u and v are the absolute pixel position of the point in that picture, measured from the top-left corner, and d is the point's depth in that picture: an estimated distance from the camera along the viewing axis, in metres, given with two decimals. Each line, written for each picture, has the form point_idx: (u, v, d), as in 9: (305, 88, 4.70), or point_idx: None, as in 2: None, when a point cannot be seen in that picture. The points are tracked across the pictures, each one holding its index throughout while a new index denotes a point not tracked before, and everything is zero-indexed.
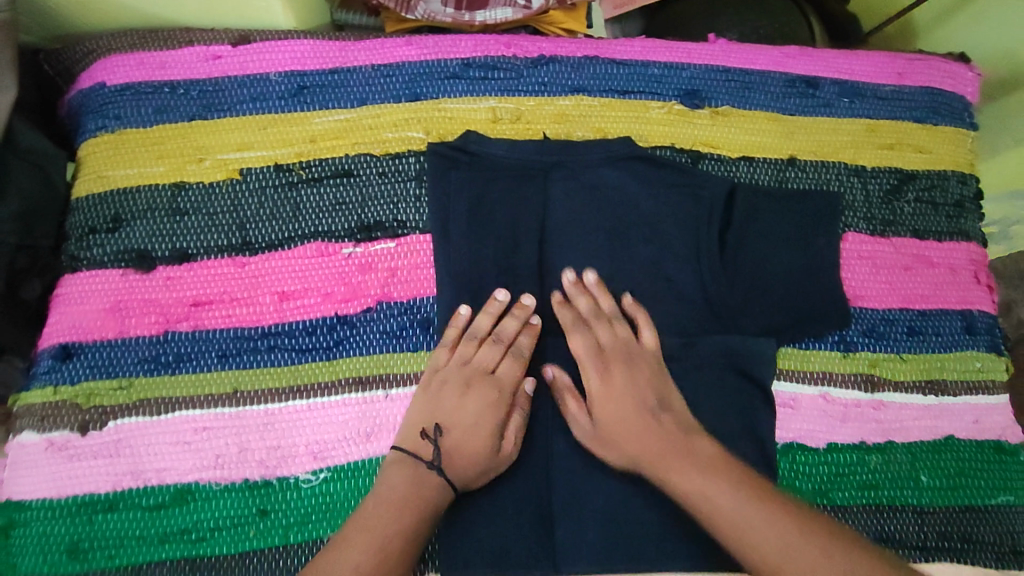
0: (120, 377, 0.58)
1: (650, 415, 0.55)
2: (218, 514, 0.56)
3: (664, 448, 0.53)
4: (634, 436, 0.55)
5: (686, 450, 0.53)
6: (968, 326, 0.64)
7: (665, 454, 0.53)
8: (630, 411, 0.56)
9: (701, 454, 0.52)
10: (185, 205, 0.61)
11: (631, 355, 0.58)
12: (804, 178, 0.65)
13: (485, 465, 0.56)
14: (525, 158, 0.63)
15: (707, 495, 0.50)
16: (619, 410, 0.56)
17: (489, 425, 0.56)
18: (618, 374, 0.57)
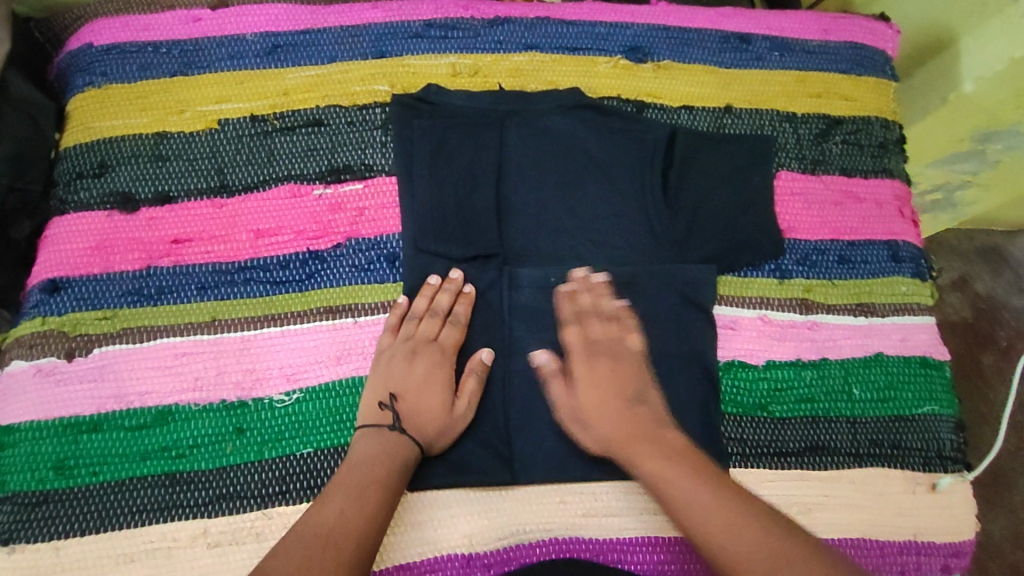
0: (105, 308, 0.62)
1: (629, 405, 0.58)
2: (197, 432, 0.60)
3: (638, 431, 0.57)
4: (608, 420, 0.58)
5: (654, 438, 0.56)
6: (893, 255, 0.70)
7: (639, 448, 0.56)
8: (613, 399, 0.59)
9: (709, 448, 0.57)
10: (166, 153, 0.66)
11: (616, 350, 0.61)
12: (740, 124, 0.72)
13: (445, 421, 0.59)
14: (483, 108, 0.69)
15: (663, 479, 0.54)
16: (603, 399, 0.59)
17: (442, 385, 0.60)
18: (600, 364, 0.60)
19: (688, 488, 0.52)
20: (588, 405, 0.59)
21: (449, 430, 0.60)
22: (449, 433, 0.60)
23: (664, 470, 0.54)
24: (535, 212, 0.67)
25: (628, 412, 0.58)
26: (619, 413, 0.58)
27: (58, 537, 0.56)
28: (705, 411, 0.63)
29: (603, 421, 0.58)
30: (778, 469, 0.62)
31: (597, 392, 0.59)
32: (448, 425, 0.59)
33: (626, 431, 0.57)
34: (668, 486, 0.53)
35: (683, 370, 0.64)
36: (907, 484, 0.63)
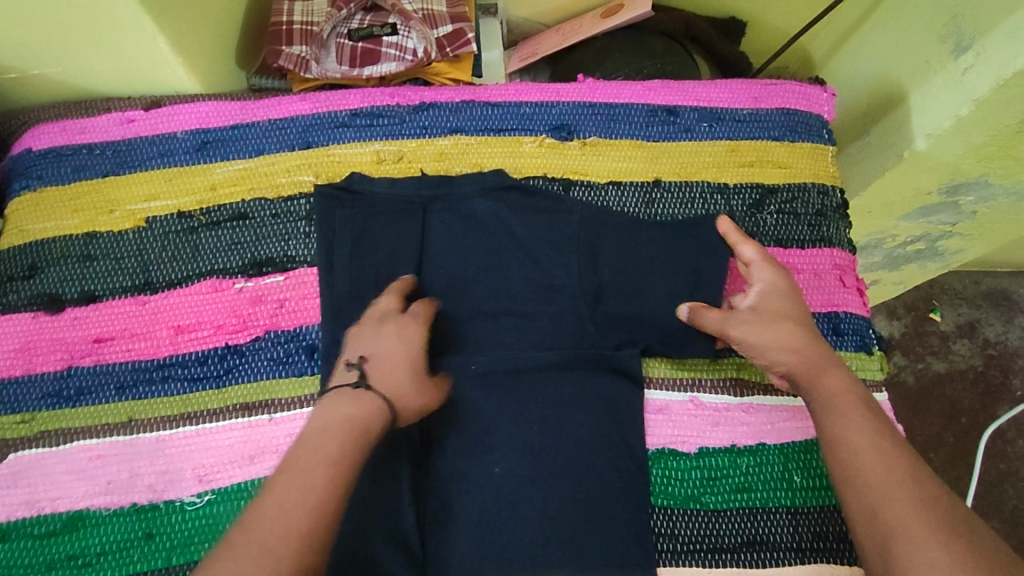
0: (24, 411, 0.62)
1: (818, 355, 0.57)
2: (104, 539, 0.58)
3: (825, 352, 0.57)
4: (773, 332, 0.57)
5: (859, 403, 0.54)
6: (835, 327, 0.66)
7: (812, 367, 0.56)
8: (804, 327, 0.58)
9: (819, 359, 0.57)
10: (95, 252, 0.67)
11: (792, 312, 0.59)
12: (669, 198, 0.71)
13: (413, 383, 0.56)
14: (405, 194, 0.69)
15: (836, 401, 0.54)
16: (790, 339, 0.57)
17: (411, 353, 0.57)
18: (794, 318, 0.58)
19: (858, 429, 0.52)
20: (767, 318, 0.58)
21: (419, 389, 0.56)
22: (422, 396, 0.56)
23: (846, 391, 0.54)
24: (458, 295, 0.66)
25: (811, 335, 0.58)
26: (800, 333, 0.58)
27: None
28: (632, 502, 0.60)
29: (778, 331, 0.57)
30: (710, 567, 0.58)
31: (790, 310, 0.59)
32: (419, 388, 0.56)
33: (818, 350, 0.57)
34: (843, 419, 0.53)
35: (611, 459, 0.61)
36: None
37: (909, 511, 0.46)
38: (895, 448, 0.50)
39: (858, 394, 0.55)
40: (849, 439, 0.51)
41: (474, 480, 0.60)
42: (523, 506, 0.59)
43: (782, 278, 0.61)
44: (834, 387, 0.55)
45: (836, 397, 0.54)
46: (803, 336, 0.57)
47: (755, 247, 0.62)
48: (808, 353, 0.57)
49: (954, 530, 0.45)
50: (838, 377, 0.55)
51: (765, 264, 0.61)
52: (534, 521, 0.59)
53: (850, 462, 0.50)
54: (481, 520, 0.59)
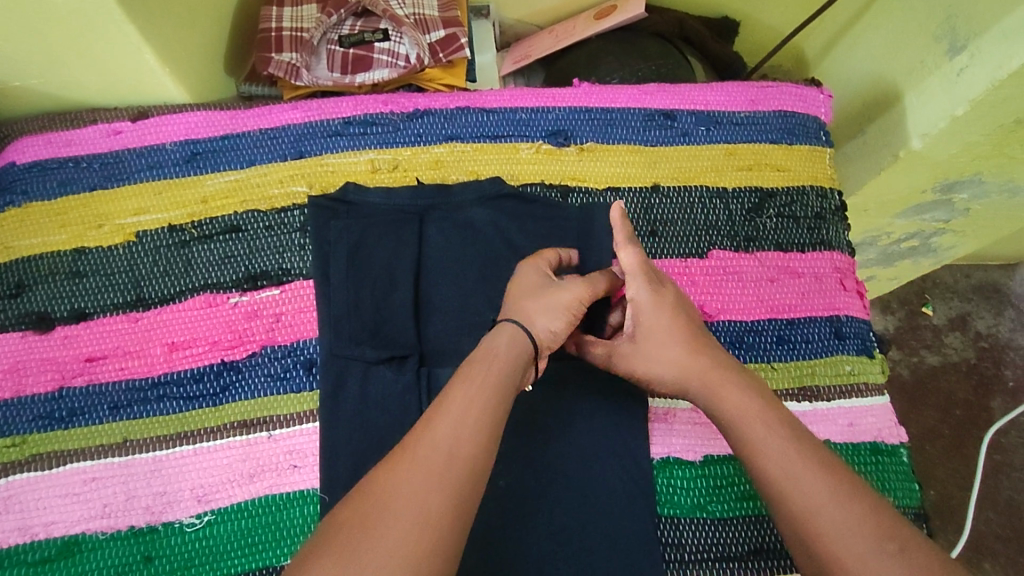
0: (14, 434, 0.61)
1: (711, 372, 0.55)
2: (102, 563, 0.57)
3: (719, 363, 0.56)
4: (667, 357, 0.56)
5: (764, 418, 0.52)
6: (836, 331, 0.66)
7: (711, 388, 0.54)
8: (694, 342, 0.56)
9: (713, 377, 0.55)
10: (84, 268, 0.66)
11: (675, 323, 0.57)
12: (668, 203, 0.70)
13: (538, 304, 0.56)
14: (401, 203, 0.68)
15: (741, 421, 0.52)
16: (680, 363, 0.56)
17: (524, 286, 0.57)
18: (677, 335, 0.57)
19: (775, 450, 0.50)
20: (655, 343, 0.57)
21: (545, 304, 0.56)
22: (551, 306, 0.56)
23: (748, 408, 0.53)
24: (458, 306, 0.65)
25: (703, 345, 0.56)
26: (692, 350, 0.56)
27: None
28: (638, 512, 0.59)
29: (668, 354, 0.56)
30: None
31: (674, 325, 0.57)
32: (545, 304, 0.56)
33: (712, 364, 0.55)
34: (752, 444, 0.51)
35: (615, 469, 0.60)
36: None
37: (842, 531, 0.46)
38: (813, 465, 0.49)
39: (764, 407, 0.53)
40: (760, 464, 0.50)
41: (479, 494, 0.59)
42: (530, 520, 0.59)
43: (664, 288, 0.58)
44: (732, 408, 0.53)
45: (739, 418, 0.53)
46: (693, 354, 0.56)
47: (635, 251, 0.58)
48: (704, 372, 0.55)
49: (888, 545, 0.45)
50: (740, 395, 0.53)
51: (638, 278, 0.58)
52: (539, 534, 0.58)
53: (774, 490, 0.49)
54: (487, 535, 0.58)
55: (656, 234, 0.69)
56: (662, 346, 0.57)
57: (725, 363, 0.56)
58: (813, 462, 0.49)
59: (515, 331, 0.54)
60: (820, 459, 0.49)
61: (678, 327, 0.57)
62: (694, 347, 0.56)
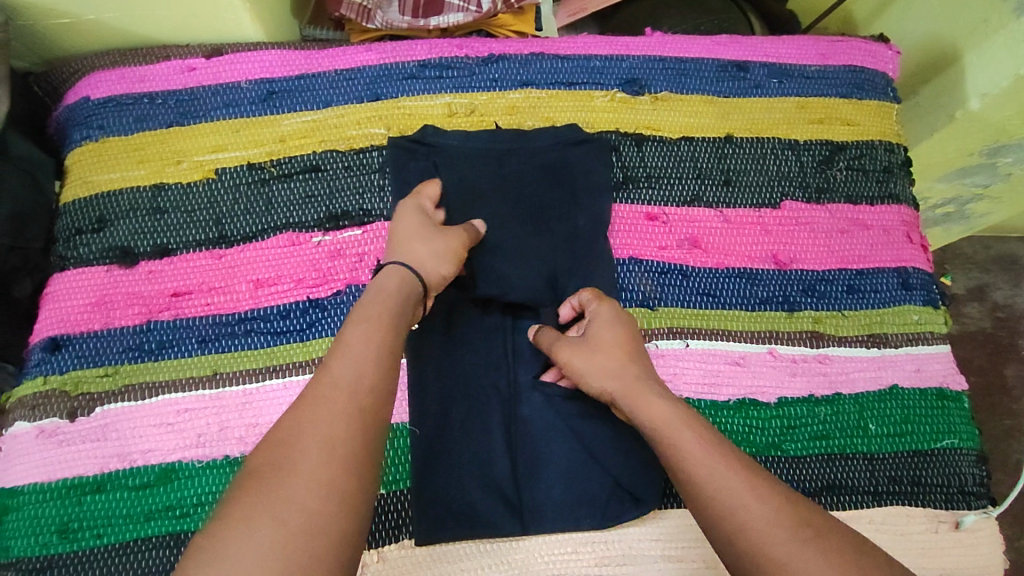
0: (106, 364, 0.61)
1: (641, 379, 0.53)
2: (200, 490, 0.58)
3: (648, 377, 0.54)
4: (601, 360, 0.55)
5: (688, 418, 0.50)
6: (903, 282, 0.68)
7: (635, 390, 0.53)
8: (633, 360, 0.55)
9: (643, 383, 0.53)
10: (165, 204, 0.66)
11: (616, 337, 0.57)
12: (741, 154, 0.71)
13: (426, 248, 0.58)
14: (479, 147, 0.69)
15: (665, 427, 0.49)
16: (609, 365, 0.55)
17: (411, 230, 0.60)
18: (613, 343, 0.56)
19: (694, 445, 0.47)
20: (592, 350, 0.56)
21: (430, 244, 0.58)
22: (438, 247, 0.58)
23: (670, 415, 0.50)
24: (535, 248, 0.66)
25: (640, 366, 0.55)
26: (623, 360, 0.55)
27: None
28: None
29: (601, 359, 0.55)
30: None
31: (619, 343, 0.56)
32: (433, 247, 0.58)
33: (647, 380, 0.54)
34: (673, 437, 0.48)
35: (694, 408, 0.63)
36: (930, 522, 0.61)
37: (762, 525, 0.42)
38: (736, 463, 0.46)
39: (691, 415, 0.51)
40: (684, 458, 0.47)
41: (565, 430, 0.61)
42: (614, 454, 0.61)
43: (621, 317, 0.59)
44: (659, 413, 0.50)
45: (658, 420, 0.50)
46: (625, 363, 0.55)
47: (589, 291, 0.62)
48: (636, 382, 0.53)
49: (804, 531, 0.42)
50: (664, 399, 0.52)
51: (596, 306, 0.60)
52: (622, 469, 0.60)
53: (699, 485, 0.46)
54: (573, 468, 0.60)
55: (730, 183, 0.70)
56: (600, 353, 0.56)
57: (662, 384, 0.53)
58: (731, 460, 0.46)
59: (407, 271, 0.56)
60: (744, 462, 0.47)
61: (613, 341, 0.56)
62: (627, 358, 0.55)
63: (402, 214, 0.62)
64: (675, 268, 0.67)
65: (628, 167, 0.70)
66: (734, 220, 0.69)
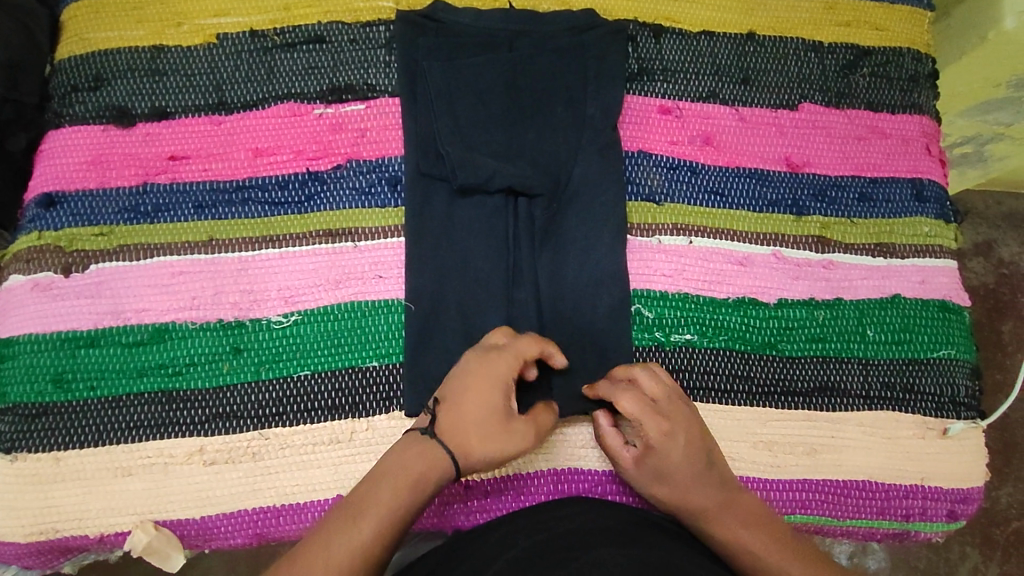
0: (101, 224, 0.61)
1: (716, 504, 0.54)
2: (193, 351, 0.59)
3: (724, 497, 0.54)
4: (679, 488, 0.54)
5: (768, 541, 0.53)
6: (917, 194, 0.67)
7: (718, 519, 0.54)
8: (697, 482, 0.54)
9: (721, 510, 0.54)
10: (164, 66, 0.64)
11: (687, 459, 0.54)
12: (763, 53, 0.68)
13: (482, 441, 0.53)
14: (491, 27, 0.66)
15: (743, 554, 0.53)
16: (687, 491, 0.54)
17: (482, 398, 0.53)
18: (688, 461, 0.54)
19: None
20: (667, 480, 0.54)
21: (493, 443, 0.53)
22: (498, 454, 0.53)
23: (758, 546, 0.53)
24: (544, 134, 0.63)
25: (713, 475, 0.55)
26: (699, 483, 0.54)
27: (58, 449, 0.57)
28: (711, 345, 0.61)
29: (679, 487, 0.54)
30: (784, 407, 0.61)
31: (685, 465, 0.54)
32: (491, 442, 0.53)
33: (710, 500, 0.54)
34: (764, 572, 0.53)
35: (693, 304, 0.62)
36: (917, 428, 0.61)
37: None
38: None
39: (769, 532, 0.54)
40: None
41: (564, 315, 0.61)
42: (611, 341, 0.60)
43: (679, 426, 0.55)
44: (733, 542, 0.54)
45: (747, 551, 0.53)
46: (700, 484, 0.54)
47: (645, 381, 0.55)
48: (705, 505, 0.54)
49: None
50: (743, 526, 0.54)
51: (650, 421, 0.54)
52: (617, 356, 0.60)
53: None
54: (568, 353, 0.60)
55: (748, 82, 0.67)
56: (676, 484, 0.54)
57: (725, 492, 0.55)
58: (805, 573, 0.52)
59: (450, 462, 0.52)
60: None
61: (686, 460, 0.54)
62: (700, 477, 0.54)
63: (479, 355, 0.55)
64: (685, 164, 0.65)
65: (644, 59, 0.67)
66: (750, 119, 0.66)
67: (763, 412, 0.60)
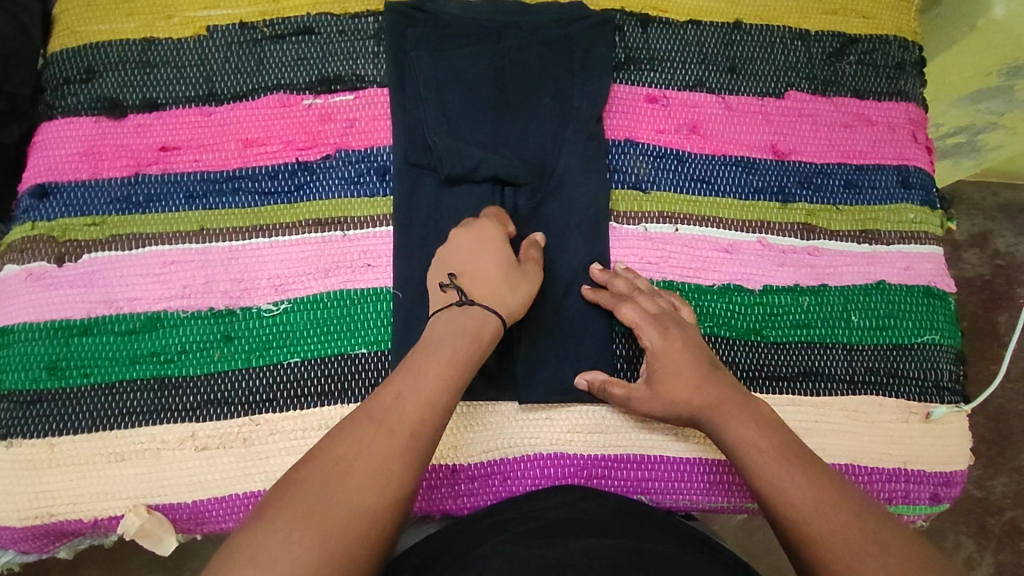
0: (93, 214, 0.62)
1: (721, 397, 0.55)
2: (184, 338, 0.60)
3: (728, 395, 0.55)
4: (684, 386, 0.55)
5: (770, 435, 0.52)
6: (903, 180, 0.67)
7: (722, 414, 0.54)
8: (703, 379, 0.55)
9: (726, 405, 0.54)
10: (154, 58, 0.65)
11: (685, 353, 0.56)
12: (749, 41, 0.68)
13: (505, 276, 0.56)
14: (479, 17, 0.66)
15: (745, 448, 0.52)
16: (691, 384, 0.55)
17: (495, 243, 0.57)
18: (685, 352, 0.56)
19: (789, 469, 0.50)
20: (671, 378, 0.56)
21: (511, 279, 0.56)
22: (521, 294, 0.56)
23: (759, 436, 0.52)
24: (531, 124, 0.64)
25: (715, 372, 0.56)
26: (701, 378, 0.55)
27: (52, 435, 0.58)
28: None
29: (682, 382, 0.55)
30: (768, 393, 0.61)
31: (688, 362, 0.56)
32: (515, 283, 0.56)
33: (714, 395, 0.55)
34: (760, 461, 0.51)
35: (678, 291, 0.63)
36: (901, 413, 0.62)
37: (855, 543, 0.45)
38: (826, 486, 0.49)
39: (772, 427, 0.53)
40: (763, 480, 0.50)
41: (551, 301, 0.61)
42: (597, 328, 0.61)
43: (676, 332, 0.57)
44: (735, 434, 0.53)
45: (748, 441, 0.52)
46: (701, 377, 0.55)
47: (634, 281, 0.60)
48: (709, 403, 0.55)
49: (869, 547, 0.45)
50: (747, 420, 0.53)
51: (648, 324, 0.58)
52: (603, 343, 0.61)
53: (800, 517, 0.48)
54: (555, 340, 0.61)
55: (735, 70, 0.68)
56: (678, 380, 0.56)
57: (729, 389, 0.55)
58: (807, 473, 0.50)
59: (492, 313, 0.54)
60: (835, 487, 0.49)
61: (685, 353, 0.56)
62: (702, 371, 0.56)
63: (478, 227, 0.58)
64: (671, 152, 0.66)
65: (631, 48, 0.67)
66: (735, 107, 0.67)
67: None
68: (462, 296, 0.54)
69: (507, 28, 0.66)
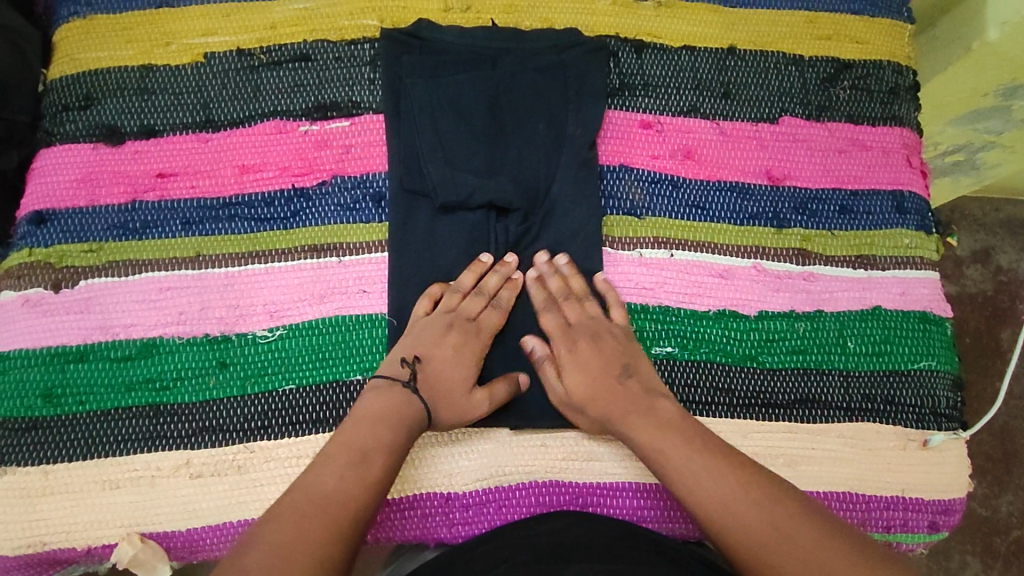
0: (91, 241, 0.62)
1: (621, 402, 0.56)
2: (179, 365, 0.60)
3: (631, 404, 0.56)
4: (582, 387, 0.57)
5: (697, 450, 0.53)
6: (898, 206, 0.67)
7: (625, 420, 0.56)
8: (591, 384, 0.57)
9: (627, 411, 0.56)
10: (152, 85, 0.65)
11: (593, 357, 0.58)
12: (743, 67, 0.69)
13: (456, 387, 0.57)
14: (474, 44, 0.67)
15: (658, 456, 0.53)
16: (585, 381, 0.57)
17: (467, 354, 0.58)
18: (585, 349, 0.58)
19: (717, 481, 0.51)
20: (581, 382, 0.58)
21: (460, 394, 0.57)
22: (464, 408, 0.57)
23: (678, 448, 0.53)
24: (525, 150, 0.64)
25: (622, 379, 0.57)
26: (596, 381, 0.57)
27: (47, 463, 0.58)
28: (693, 358, 0.62)
29: (579, 383, 0.58)
30: (765, 420, 0.61)
31: (580, 368, 0.58)
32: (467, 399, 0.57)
33: (613, 403, 0.56)
34: (685, 475, 0.52)
35: (674, 318, 0.63)
36: (898, 439, 0.62)
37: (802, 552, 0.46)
38: (762, 499, 0.50)
39: (697, 441, 0.54)
40: (702, 509, 0.50)
41: (546, 328, 0.61)
42: None
43: (587, 341, 0.59)
44: (651, 447, 0.54)
45: (662, 453, 0.53)
46: (603, 383, 0.57)
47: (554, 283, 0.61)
48: (613, 411, 0.56)
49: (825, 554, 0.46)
50: (657, 429, 0.54)
51: (560, 334, 0.59)
52: None
53: (732, 527, 0.49)
54: None
55: (729, 96, 0.68)
56: (585, 383, 0.57)
57: (636, 398, 0.56)
58: (743, 488, 0.50)
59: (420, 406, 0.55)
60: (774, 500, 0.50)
61: (590, 353, 0.58)
62: (602, 375, 0.57)
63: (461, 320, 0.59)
64: (667, 177, 0.66)
65: (626, 74, 0.68)
66: (730, 133, 0.67)
67: (743, 424, 0.61)
68: (408, 382, 0.56)
69: (502, 55, 0.66)
